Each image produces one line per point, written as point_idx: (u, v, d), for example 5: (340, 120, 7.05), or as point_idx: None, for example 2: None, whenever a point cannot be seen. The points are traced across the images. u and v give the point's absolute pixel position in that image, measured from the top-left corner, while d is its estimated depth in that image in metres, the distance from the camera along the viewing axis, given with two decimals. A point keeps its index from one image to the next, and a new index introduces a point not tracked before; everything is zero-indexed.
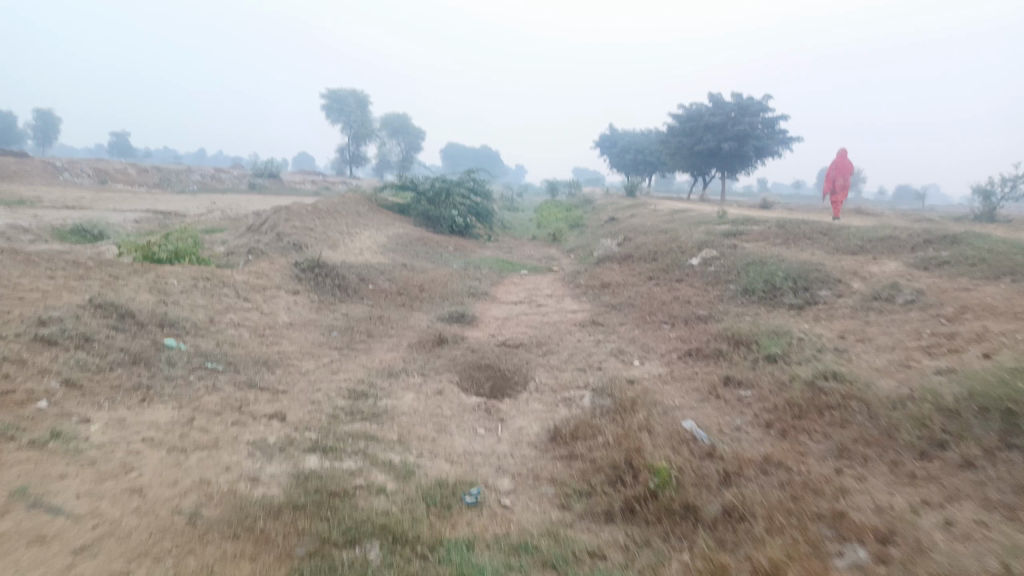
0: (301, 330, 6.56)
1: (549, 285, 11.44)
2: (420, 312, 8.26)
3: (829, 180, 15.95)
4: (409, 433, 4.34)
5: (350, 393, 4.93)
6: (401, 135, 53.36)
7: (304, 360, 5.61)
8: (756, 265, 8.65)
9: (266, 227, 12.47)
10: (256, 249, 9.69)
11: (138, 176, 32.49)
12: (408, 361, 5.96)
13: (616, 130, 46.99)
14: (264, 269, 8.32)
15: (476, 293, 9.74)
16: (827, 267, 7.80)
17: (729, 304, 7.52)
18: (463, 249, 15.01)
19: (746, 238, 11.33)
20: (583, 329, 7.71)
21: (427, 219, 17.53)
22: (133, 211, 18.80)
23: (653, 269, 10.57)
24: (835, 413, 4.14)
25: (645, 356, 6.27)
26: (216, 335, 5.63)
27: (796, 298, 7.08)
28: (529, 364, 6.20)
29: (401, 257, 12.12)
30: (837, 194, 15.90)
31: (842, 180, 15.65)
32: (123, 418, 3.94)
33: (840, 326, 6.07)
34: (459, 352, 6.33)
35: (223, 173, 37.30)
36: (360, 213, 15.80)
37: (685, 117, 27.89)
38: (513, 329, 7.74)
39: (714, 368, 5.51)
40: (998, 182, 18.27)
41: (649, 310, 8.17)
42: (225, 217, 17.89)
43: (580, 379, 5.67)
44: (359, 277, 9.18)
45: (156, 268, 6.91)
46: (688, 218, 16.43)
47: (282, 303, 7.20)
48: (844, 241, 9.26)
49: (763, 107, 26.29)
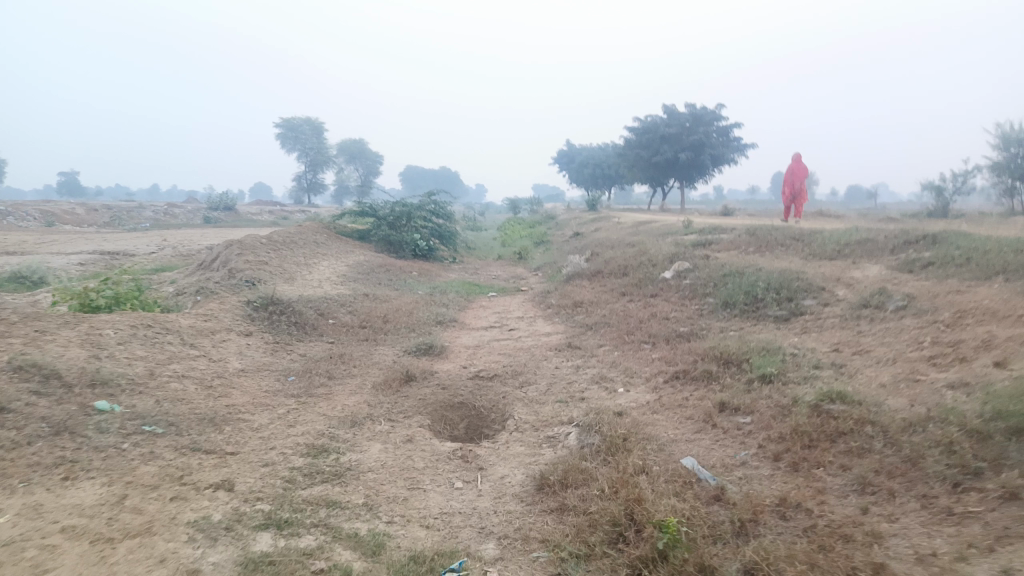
0: (254, 377, 5.99)
1: (518, 306, 11.03)
2: (384, 346, 7.73)
3: (788, 184, 15.83)
4: (378, 494, 3.82)
5: (308, 449, 4.40)
6: (358, 161, 52.79)
7: (257, 412, 5.06)
8: (733, 276, 8.33)
9: (218, 263, 11.81)
10: (206, 289, 9.07)
11: (86, 215, 31.29)
12: (373, 405, 5.44)
13: (573, 146, 47.07)
14: (213, 310, 7.72)
15: (443, 321, 9.24)
16: (808, 274, 7.51)
17: (710, 319, 7.15)
18: (428, 273, 14.53)
19: (717, 247, 11.05)
20: (559, 354, 7.27)
21: (389, 244, 16.99)
22: (79, 253, 17.95)
23: (625, 285, 10.22)
24: (849, 442, 3.74)
25: (629, 382, 5.84)
26: (155, 392, 5.04)
27: (780, 309, 6.74)
28: (505, 399, 5.73)
29: (363, 286, 11.56)
30: (797, 199, 15.83)
31: (800, 184, 15.61)
32: (39, 504, 3.36)
33: (832, 338, 5.74)
34: (429, 391, 5.83)
35: (176, 207, 36.28)
36: (318, 242, 15.20)
37: (641, 129, 27.85)
38: (485, 358, 7.26)
39: (707, 392, 5.10)
40: (951, 177, 18.41)
41: (627, 329, 7.77)
42: (177, 254, 17.12)
43: (562, 414, 5.22)
44: (318, 312, 8.62)
45: (90, 318, 6.29)
46: (654, 229, 16.17)
47: (233, 348, 6.63)
48: (819, 245, 9.01)
49: (717, 116, 26.44)
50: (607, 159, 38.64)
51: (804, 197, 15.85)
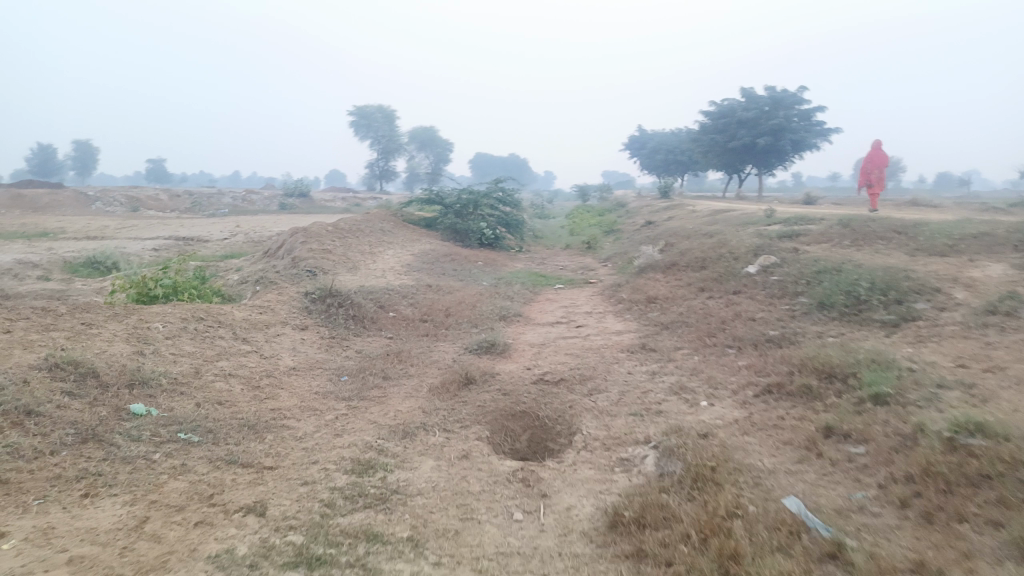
0: (305, 376, 5.62)
1: (588, 300, 10.43)
2: (445, 342, 7.28)
3: (865, 171, 14.77)
4: (426, 526, 3.34)
5: (353, 466, 3.96)
6: (429, 148, 52.93)
7: (303, 418, 4.66)
8: (829, 272, 7.51)
9: (282, 251, 11.63)
10: (265, 279, 8.84)
11: (169, 202, 32.22)
12: (428, 412, 4.98)
13: (645, 132, 45.74)
14: (269, 302, 7.43)
15: (508, 316, 8.73)
16: (918, 272, 6.64)
17: (805, 323, 6.40)
18: (494, 262, 14.07)
19: (806, 240, 10.16)
20: (632, 357, 6.66)
21: (455, 232, 16.60)
22: (156, 239, 18.31)
23: (704, 279, 9.47)
24: (998, 488, 3.03)
25: (714, 395, 5.19)
26: (197, 393, 4.71)
27: (888, 313, 5.94)
28: (573, 409, 5.17)
29: (427, 277, 11.17)
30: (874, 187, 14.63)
31: (877, 172, 14.43)
32: (51, 526, 3.01)
33: (955, 350, 4.95)
34: (489, 397, 5.33)
35: (254, 194, 37.05)
36: (384, 230, 14.92)
37: (717, 114, 26.61)
38: (552, 359, 6.71)
39: (807, 414, 4.42)
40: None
41: (708, 330, 7.08)
42: (247, 241, 17.19)
43: (637, 431, 4.63)
44: (378, 305, 8.24)
45: (141, 310, 6.07)
46: (732, 218, 15.24)
47: (286, 343, 6.30)
48: (926, 239, 8.06)
49: (799, 99, 25.00)
50: (680, 145, 37.33)
51: (881, 183, 14.63)
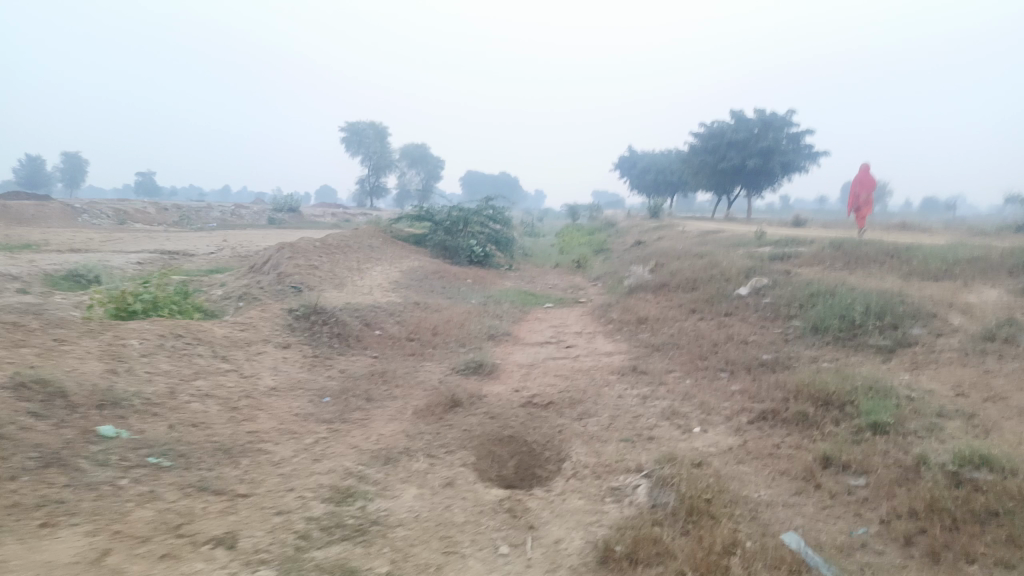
0: (285, 397, 5.43)
1: (577, 320, 10.29)
2: (431, 362, 7.11)
3: (853, 195, 14.78)
4: (406, 560, 3.16)
5: (332, 494, 3.77)
6: (420, 164, 52.96)
7: (281, 441, 4.48)
8: (822, 295, 7.42)
9: (268, 266, 11.43)
10: (249, 295, 8.64)
11: (156, 215, 31.90)
12: (412, 436, 4.80)
13: (635, 152, 45.94)
14: (252, 318, 7.24)
15: (496, 335, 8.56)
16: (913, 296, 6.56)
17: (798, 346, 6.28)
18: (483, 280, 13.93)
19: (797, 262, 10.08)
20: (623, 379, 6.51)
21: (444, 250, 16.45)
22: (141, 252, 18.05)
23: (695, 301, 9.37)
24: (1007, 526, 2.90)
25: (706, 421, 5.04)
26: (171, 414, 4.51)
27: (883, 338, 5.84)
28: (562, 434, 5.01)
29: (415, 294, 10.99)
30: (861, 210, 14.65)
31: (865, 196, 14.44)
32: (4, 559, 2.80)
33: (953, 377, 4.84)
34: (476, 421, 5.16)
35: (243, 208, 36.81)
36: (373, 246, 14.75)
37: (707, 135, 26.69)
38: (540, 381, 6.55)
39: (803, 443, 4.29)
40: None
41: (700, 353, 6.95)
42: (233, 256, 16.96)
43: (628, 458, 4.47)
44: (363, 323, 8.06)
45: (117, 326, 5.87)
46: (722, 239, 15.18)
47: (267, 362, 6.11)
48: (919, 263, 8.00)
49: (789, 122, 25.15)
50: (669, 165, 37.46)
51: (869, 207, 14.65)
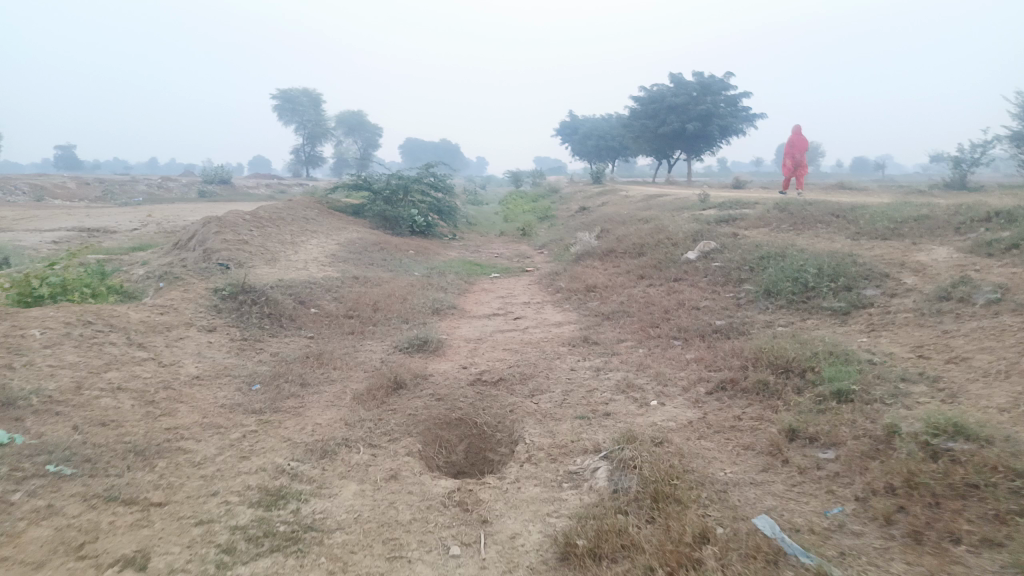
0: (210, 386, 4.97)
1: (524, 289, 10.00)
2: (372, 341, 6.70)
3: (789, 157, 14.87)
4: (345, 571, 2.82)
5: (260, 497, 3.39)
6: (358, 133, 51.53)
7: (204, 438, 4.04)
8: (772, 258, 7.29)
9: (194, 242, 10.74)
10: (172, 274, 8.02)
11: (78, 190, 30.14)
12: (352, 424, 4.43)
13: (576, 117, 45.60)
14: (174, 300, 6.68)
15: (441, 309, 8.19)
16: (863, 257, 6.46)
17: (752, 312, 6.12)
18: (426, 251, 13.48)
19: (743, 225, 9.97)
20: (574, 351, 6.25)
21: (384, 220, 15.88)
22: (58, 230, 16.90)
23: (643, 266, 9.16)
24: (990, 501, 2.73)
25: (663, 393, 4.82)
26: (76, 412, 4.02)
27: (838, 300, 5.71)
28: (513, 414, 4.71)
29: (354, 268, 10.50)
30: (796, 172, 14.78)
31: (798, 158, 14.51)
32: None
33: (911, 339, 4.72)
34: (421, 403, 4.82)
35: (171, 181, 35.12)
36: (309, 219, 14.09)
37: (647, 99, 26.50)
38: (488, 356, 6.23)
39: (766, 414, 4.09)
40: (973, 145, 17.20)
41: (652, 321, 6.74)
42: (160, 232, 16.02)
43: (585, 437, 4.21)
44: (298, 301, 7.58)
45: (16, 313, 5.27)
46: (666, 203, 15.04)
47: (190, 348, 5.61)
48: (865, 222, 7.95)
49: (726, 85, 25.16)
50: (610, 130, 37.25)
51: (804, 168, 14.77)
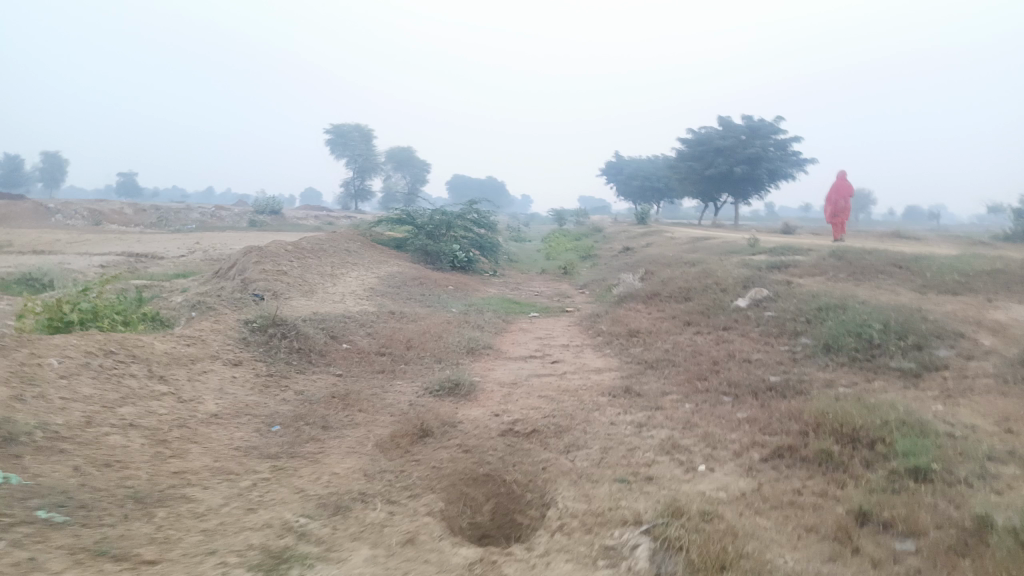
0: (227, 426, 4.71)
1: (563, 331, 9.64)
2: (402, 381, 6.41)
3: (831, 202, 14.49)
4: None
5: (262, 559, 3.06)
6: (405, 167, 52.25)
7: (211, 485, 3.76)
8: (830, 310, 6.82)
9: (233, 271, 10.68)
10: (204, 304, 7.89)
11: (134, 216, 30.94)
12: (371, 475, 4.11)
13: (621, 158, 45.44)
14: (202, 331, 6.51)
15: (476, 349, 7.87)
16: (934, 313, 5.96)
17: (810, 368, 5.66)
18: (465, 287, 13.25)
19: (797, 272, 9.48)
20: (614, 402, 5.86)
21: (426, 254, 15.73)
22: (108, 254, 17.19)
23: (690, 312, 8.74)
24: None
25: (712, 458, 4.39)
26: (80, 451, 3.79)
27: (907, 360, 5.23)
28: (546, 472, 4.33)
29: (391, 303, 10.28)
30: (839, 217, 14.41)
31: (843, 203, 14.18)
32: None
33: (995, 408, 4.23)
34: (447, 455, 4.48)
35: (223, 210, 35.85)
36: (350, 251, 14.00)
37: (695, 141, 26.11)
38: (523, 403, 5.87)
39: (831, 491, 3.64)
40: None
41: (699, 372, 6.31)
42: (204, 259, 16.14)
43: (624, 505, 3.80)
44: (330, 335, 7.35)
45: (38, 340, 5.12)
46: (713, 246, 14.56)
47: (212, 383, 5.38)
48: (932, 275, 7.42)
49: (777, 129, 24.71)
50: (656, 171, 36.94)
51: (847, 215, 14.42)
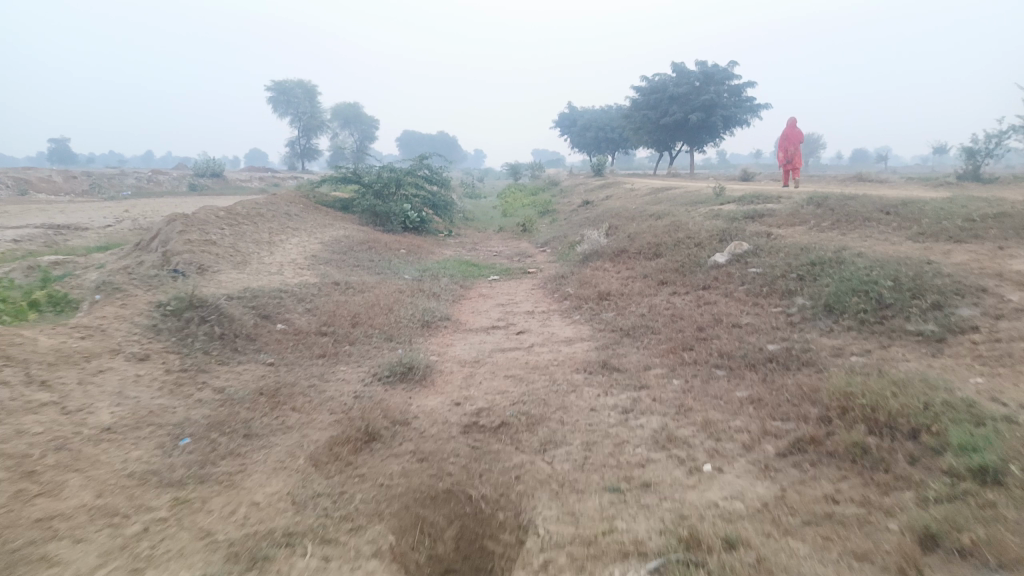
0: (124, 442, 3.81)
1: (526, 295, 8.83)
2: (346, 365, 5.53)
3: (781, 150, 13.88)
4: None
5: None
6: (353, 125, 50.29)
7: (87, 537, 2.88)
8: (824, 264, 6.13)
9: (156, 243, 9.52)
10: (111, 283, 6.83)
11: (64, 183, 28.93)
12: (301, 505, 3.26)
13: (574, 109, 44.27)
14: (104, 320, 5.50)
15: (432, 322, 6.99)
16: (945, 266, 5.30)
17: (814, 335, 4.96)
18: (418, 249, 12.31)
19: (774, 223, 8.78)
20: (593, 380, 5.09)
21: (374, 215, 14.64)
22: (27, 226, 15.69)
23: (664, 270, 7.99)
24: None
25: (718, 453, 3.65)
26: None
27: (927, 323, 4.56)
28: (521, 481, 3.55)
29: (336, 271, 9.32)
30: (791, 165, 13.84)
31: (795, 150, 13.56)
32: None
33: None
34: (398, 468, 3.65)
35: (162, 173, 33.84)
36: (291, 214, 12.89)
37: (648, 89, 25.15)
38: (488, 387, 5.05)
39: (876, 499, 2.93)
40: (989, 134, 15.92)
41: (685, 340, 5.56)
42: (134, 229, 14.81)
43: (621, 526, 3.05)
44: (261, 316, 6.39)
45: None
46: (677, 197, 13.82)
47: (110, 387, 4.43)
48: (926, 222, 6.78)
49: (730, 74, 23.95)
50: (610, 122, 36.04)
51: (800, 162, 13.85)
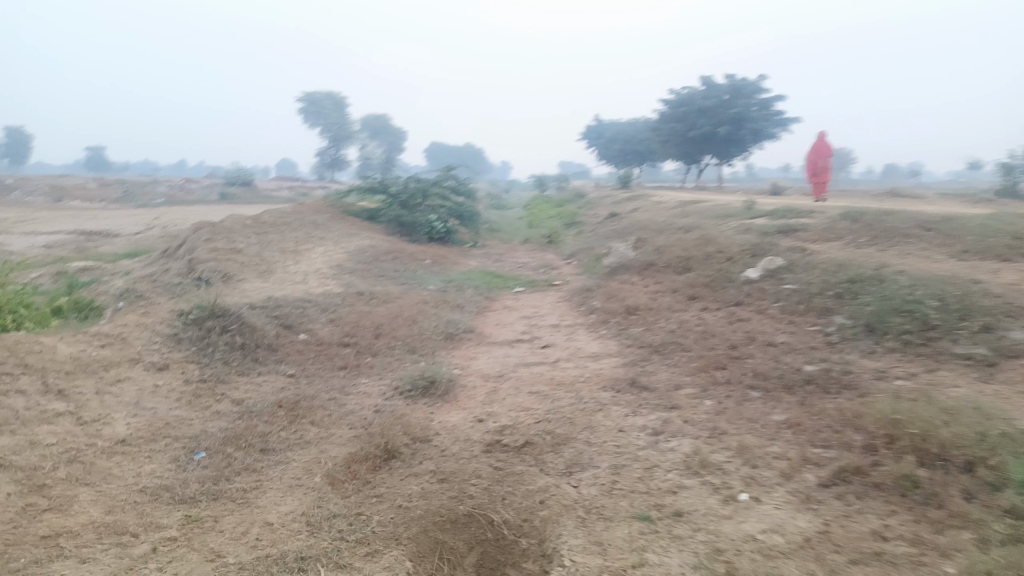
0: (137, 455, 3.71)
1: (551, 308, 8.66)
2: (367, 378, 5.41)
3: (810, 163, 13.60)
4: None
5: None
6: (381, 135, 50.64)
7: (93, 556, 2.78)
8: (863, 282, 5.89)
9: (182, 250, 9.52)
10: (135, 291, 6.80)
11: (98, 191, 29.46)
12: (316, 526, 3.13)
13: (602, 120, 44.12)
14: (125, 328, 5.45)
15: (455, 334, 6.86)
16: (994, 285, 5.04)
17: (854, 356, 4.72)
18: (443, 260, 12.22)
19: (809, 237, 8.53)
20: (621, 398, 4.90)
21: (400, 226, 14.60)
22: (60, 233, 15.90)
23: (694, 284, 7.77)
24: None
25: (755, 482, 3.44)
26: None
27: (977, 347, 4.31)
28: (545, 506, 3.38)
29: (360, 281, 9.24)
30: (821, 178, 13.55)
31: (824, 164, 13.27)
32: None
33: None
34: (417, 488, 3.50)
35: (193, 181, 34.31)
36: (317, 223, 12.89)
37: (676, 102, 24.93)
38: (512, 403, 4.88)
39: (929, 538, 2.71)
40: None
41: (718, 358, 5.36)
42: (163, 236, 14.93)
43: (652, 559, 2.86)
44: (283, 326, 6.31)
45: None
46: (705, 210, 13.58)
47: (127, 397, 4.35)
48: (971, 239, 6.50)
49: (760, 86, 23.64)
50: (637, 135, 35.83)
51: (829, 175, 13.56)
